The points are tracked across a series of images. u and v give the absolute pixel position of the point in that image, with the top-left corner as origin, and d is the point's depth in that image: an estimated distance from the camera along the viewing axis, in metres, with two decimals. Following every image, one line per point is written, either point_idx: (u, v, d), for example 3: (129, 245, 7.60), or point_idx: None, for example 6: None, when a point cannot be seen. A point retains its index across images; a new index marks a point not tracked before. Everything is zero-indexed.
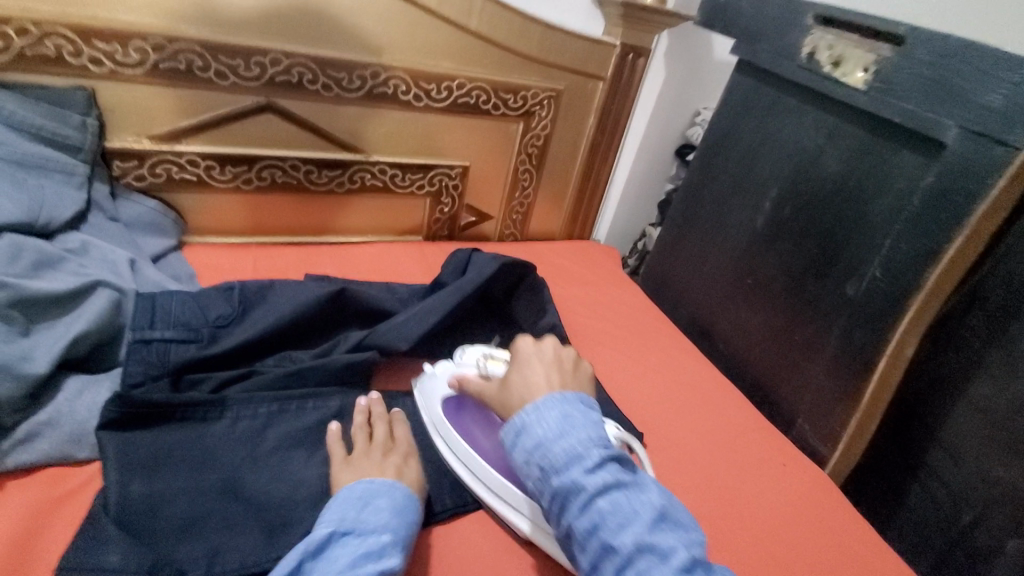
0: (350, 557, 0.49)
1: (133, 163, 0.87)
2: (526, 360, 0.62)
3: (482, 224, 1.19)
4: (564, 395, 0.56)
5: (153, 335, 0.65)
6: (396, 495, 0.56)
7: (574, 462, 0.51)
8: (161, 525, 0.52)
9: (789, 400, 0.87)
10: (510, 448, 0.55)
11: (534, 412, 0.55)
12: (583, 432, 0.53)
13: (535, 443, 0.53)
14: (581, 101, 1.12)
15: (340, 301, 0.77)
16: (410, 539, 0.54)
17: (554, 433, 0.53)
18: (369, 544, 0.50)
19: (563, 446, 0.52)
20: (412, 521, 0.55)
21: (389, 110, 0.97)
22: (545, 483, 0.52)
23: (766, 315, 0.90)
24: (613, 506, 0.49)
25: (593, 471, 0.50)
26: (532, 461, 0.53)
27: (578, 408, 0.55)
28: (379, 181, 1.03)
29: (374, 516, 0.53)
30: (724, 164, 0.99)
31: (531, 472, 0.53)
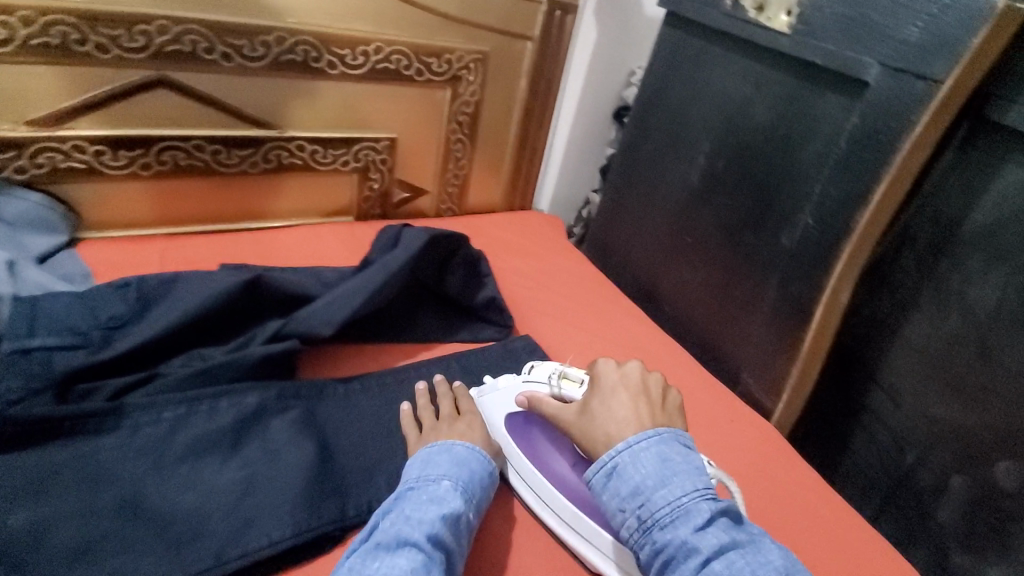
0: (420, 506, 0.51)
1: (10, 154, 0.77)
2: (610, 389, 0.59)
3: (417, 199, 1.13)
4: (658, 432, 0.54)
5: (33, 343, 0.58)
6: (456, 450, 0.58)
7: (682, 517, 0.50)
8: (49, 556, 0.47)
9: (732, 354, 0.87)
10: (601, 492, 0.54)
11: (627, 454, 0.53)
12: (686, 482, 0.51)
13: (631, 490, 0.52)
14: (511, 64, 1.07)
15: (256, 290, 0.71)
16: (475, 486, 0.56)
17: (654, 479, 0.52)
18: (433, 492, 0.53)
19: (665, 496, 0.51)
20: (478, 472, 0.57)
21: (302, 80, 0.90)
22: (647, 535, 0.51)
23: (706, 272, 0.90)
24: (729, 569, 0.47)
25: (704, 527, 0.49)
26: (629, 509, 0.52)
27: (678, 450, 0.53)
28: (298, 159, 0.95)
29: (436, 468, 0.55)
30: (658, 121, 0.97)
31: (628, 521, 0.52)
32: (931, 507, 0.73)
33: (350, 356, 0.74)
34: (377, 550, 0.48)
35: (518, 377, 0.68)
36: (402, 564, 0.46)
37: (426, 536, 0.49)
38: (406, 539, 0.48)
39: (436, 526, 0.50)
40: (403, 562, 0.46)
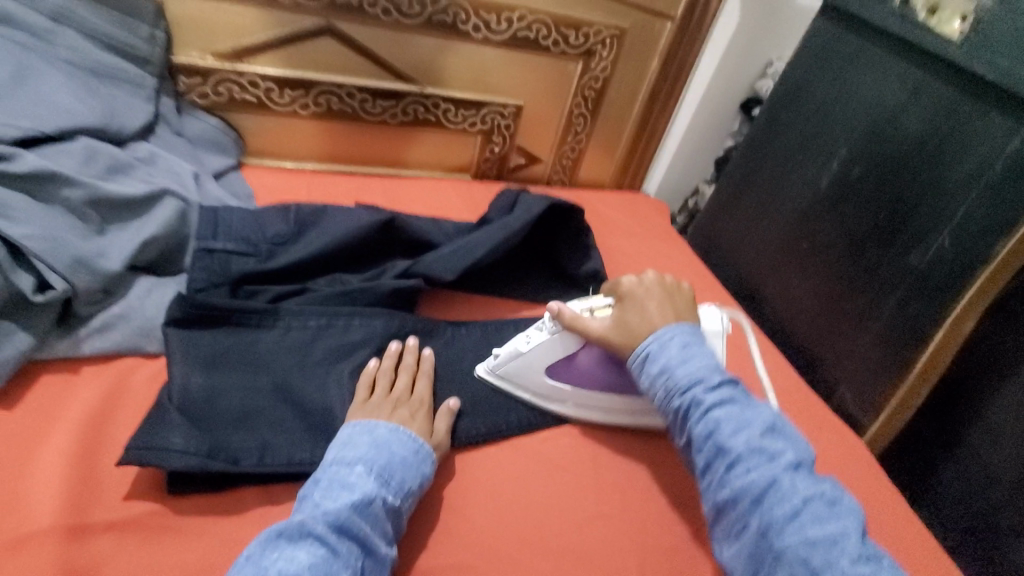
0: (330, 494, 0.49)
1: (197, 80, 0.87)
2: (638, 299, 0.65)
3: (531, 167, 1.17)
4: (681, 327, 0.61)
5: (215, 245, 0.68)
6: (379, 433, 0.55)
7: (698, 383, 0.55)
8: (220, 417, 0.56)
9: (832, 366, 0.85)
10: (636, 374, 0.60)
11: (657, 342, 0.59)
12: (702, 360, 0.57)
13: (659, 368, 0.58)
14: (646, 43, 1.06)
15: (390, 229, 0.79)
16: (393, 467, 0.53)
17: (677, 360, 0.57)
18: (345, 477, 0.51)
19: (686, 370, 0.56)
20: (400, 453, 0.54)
21: (447, 41, 0.95)
22: (668, 402, 0.56)
23: (819, 280, 0.87)
24: (728, 416, 0.53)
25: (712, 389, 0.55)
26: (657, 383, 0.58)
27: (696, 339, 0.59)
28: (433, 115, 1.02)
29: (352, 451, 0.53)
30: (793, 119, 0.93)
31: (656, 393, 0.58)
32: (1010, 545, 0.70)
33: (462, 304, 0.81)
34: (278, 541, 0.45)
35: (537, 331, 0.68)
36: (301, 557, 0.44)
37: (329, 527, 0.46)
38: (308, 530, 0.46)
39: (343, 512, 0.47)
40: (302, 555, 0.44)
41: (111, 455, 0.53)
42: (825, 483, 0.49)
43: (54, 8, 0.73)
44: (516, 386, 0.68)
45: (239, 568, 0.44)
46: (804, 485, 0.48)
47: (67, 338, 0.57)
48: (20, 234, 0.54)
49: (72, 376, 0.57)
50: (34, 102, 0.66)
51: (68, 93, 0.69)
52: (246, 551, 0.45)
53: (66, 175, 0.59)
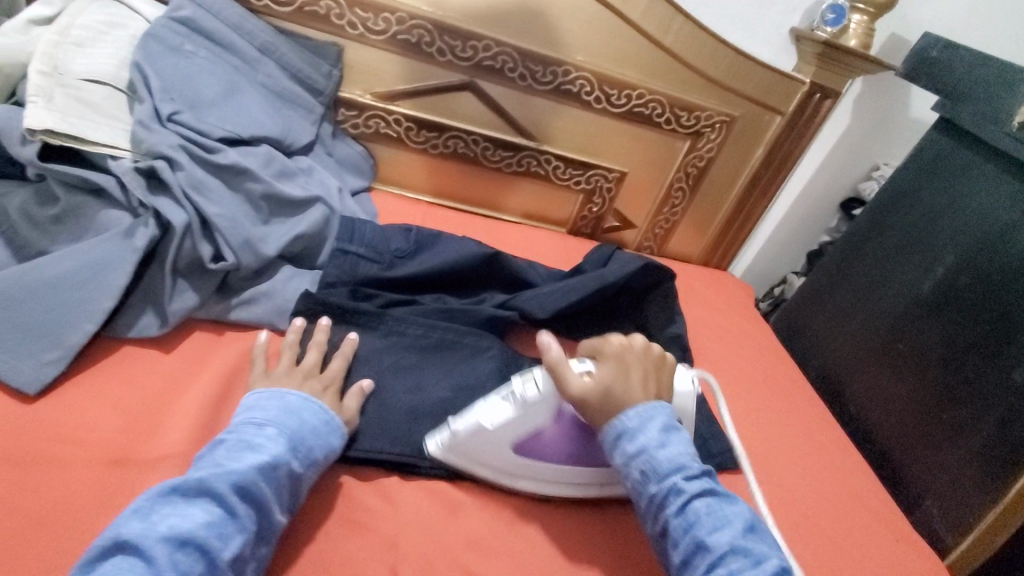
0: (235, 456, 0.49)
1: (353, 113, 1.02)
2: (625, 366, 0.60)
3: (624, 231, 1.23)
4: (660, 405, 0.58)
5: (350, 248, 0.77)
6: (289, 400, 0.57)
7: (678, 470, 0.54)
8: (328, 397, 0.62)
9: (918, 478, 0.81)
10: (609, 448, 0.56)
11: (639, 418, 0.56)
12: (682, 446, 0.55)
13: (638, 449, 0.55)
14: (754, 132, 1.12)
15: (494, 263, 0.86)
16: (301, 433, 0.54)
17: (658, 442, 0.55)
18: (252, 439, 0.51)
19: (666, 455, 0.54)
20: (310, 422, 0.55)
21: (569, 107, 1.06)
22: (644, 487, 0.54)
23: (911, 383, 0.85)
24: (709, 509, 0.52)
25: (693, 479, 0.54)
26: (633, 464, 0.55)
27: (674, 422, 0.57)
28: (543, 169, 1.11)
29: (262, 416, 0.54)
30: (897, 221, 0.94)
31: (631, 474, 0.55)
32: None
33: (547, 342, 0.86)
34: (173, 495, 0.45)
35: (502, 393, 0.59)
36: (193, 516, 0.44)
37: (229, 487, 0.47)
38: (206, 487, 0.46)
39: (245, 473, 0.48)
40: (196, 513, 0.45)
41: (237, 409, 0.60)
42: None
43: (263, 42, 0.89)
44: (470, 463, 0.60)
45: (128, 517, 0.44)
46: None
47: (222, 304, 0.67)
48: (214, 211, 0.66)
49: (217, 337, 0.67)
50: (236, 112, 0.80)
51: (261, 110, 0.84)
52: (139, 500, 0.45)
53: (252, 172, 0.72)
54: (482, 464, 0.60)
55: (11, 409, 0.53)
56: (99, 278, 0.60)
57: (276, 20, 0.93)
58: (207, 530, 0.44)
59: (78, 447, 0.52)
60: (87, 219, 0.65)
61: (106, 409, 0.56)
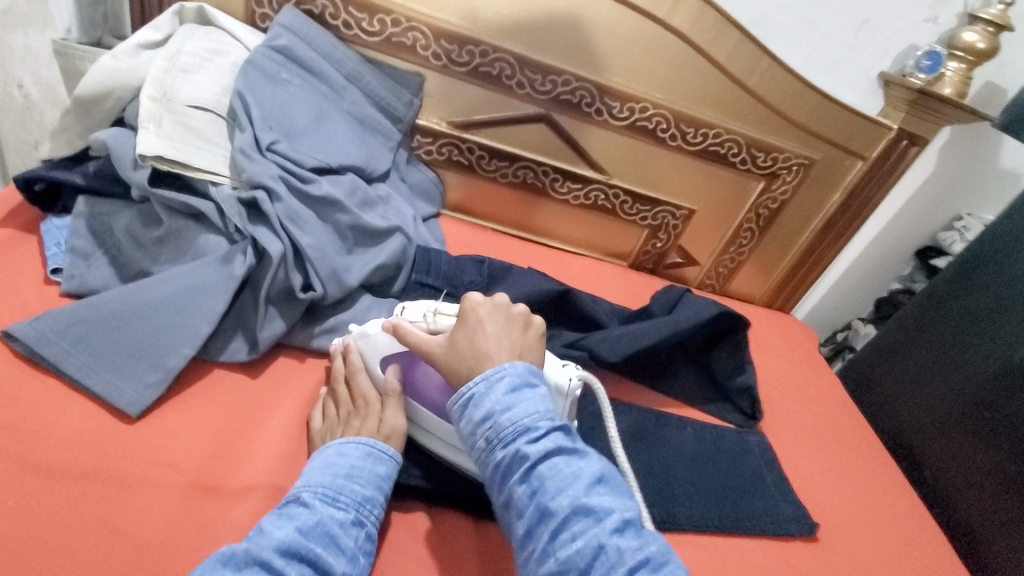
0: (276, 521, 0.47)
1: (428, 140, 1.03)
2: (478, 320, 0.59)
3: (686, 268, 1.21)
4: (511, 365, 0.55)
5: (427, 281, 0.78)
6: (327, 452, 0.55)
7: (523, 433, 0.50)
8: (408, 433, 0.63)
9: (1005, 559, 0.77)
10: (455, 418, 0.54)
11: (484, 384, 0.53)
12: (531, 404, 0.52)
13: (483, 415, 0.52)
14: (833, 176, 1.09)
15: (563, 300, 0.85)
16: (342, 481, 0.51)
17: (502, 404, 0.52)
18: (290, 506, 0.49)
19: (511, 417, 0.51)
20: (350, 463, 0.53)
21: (643, 143, 1.05)
22: (490, 455, 0.51)
23: (1002, 458, 0.80)
24: (552, 471, 0.49)
25: (536, 439, 0.50)
26: (477, 431, 0.52)
27: (526, 380, 0.54)
28: (609, 203, 1.11)
29: (304, 477, 0.52)
30: (989, 282, 0.90)
31: (476, 442, 0.52)
32: None
33: (612, 384, 0.85)
34: (223, 566, 0.43)
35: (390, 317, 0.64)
36: None
37: (277, 552, 0.44)
38: (254, 556, 0.44)
39: (289, 538, 0.45)
40: None
41: None
42: (652, 543, 0.47)
43: (350, 71, 0.91)
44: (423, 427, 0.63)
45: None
46: (631, 551, 0.45)
47: (305, 331, 0.69)
48: (307, 242, 0.67)
49: (299, 364, 0.68)
50: (325, 140, 0.82)
51: (346, 137, 0.86)
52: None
53: (340, 202, 0.73)
54: (424, 423, 0.63)
55: (113, 430, 0.55)
56: (196, 303, 0.62)
57: (363, 48, 0.95)
58: None
59: (174, 472, 0.53)
60: (187, 242, 0.68)
61: (198, 434, 0.57)
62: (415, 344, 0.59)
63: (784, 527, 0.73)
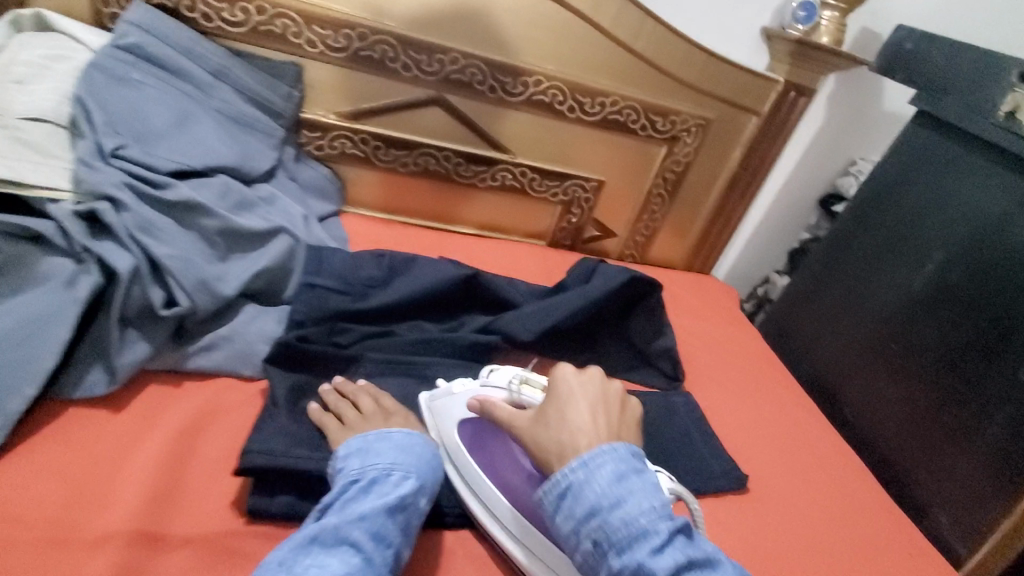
0: (365, 501, 0.48)
1: (317, 134, 0.97)
2: (569, 393, 0.56)
3: (605, 240, 1.20)
4: (615, 448, 0.51)
5: (317, 281, 0.73)
6: (397, 437, 0.56)
7: (640, 539, 0.46)
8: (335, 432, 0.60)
9: (924, 485, 0.79)
10: (555, 512, 0.50)
11: (583, 470, 0.49)
12: (643, 499, 0.47)
13: (586, 510, 0.48)
14: (730, 134, 1.10)
15: (472, 284, 0.82)
16: (421, 472, 0.53)
17: (610, 499, 0.48)
18: (376, 484, 0.50)
19: (623, 517, 0.47)
20: (423, 457, 0.55)
21: (543, 118, 1.03)
22: (601, 561, 0.47)
23: (910, 386, 0.83)
24: None
25: (658, 550, 0.45)
26: (583, 530, 0.48)
27: (636, 471, 0.49)
28: (518, 182, 1.08)
29: (380, 458, 0.53)
30: (883, 220, 0.93)
31: (581, 543, 0.48)
32: None
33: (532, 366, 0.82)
34: (312, 544, 0.45)
35: (475, 382, 0.65)
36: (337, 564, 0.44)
37: (366, 534, 0.46)
38: (343, 536, 0.45)
39: (379, 521, 0.47)
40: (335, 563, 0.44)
41: (198, 468, 0.55)
42: None
43: (215, 66, 0.84)
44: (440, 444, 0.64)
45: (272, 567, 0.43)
46: None
47: (177, 352, 0.63)
48: (164, 254, 0.62)
49: (176, 389, 0.62)
50: (189, 142, 0.75)
51: (214, 136, 0.79)
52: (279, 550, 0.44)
53: (205, 206, 0.67)
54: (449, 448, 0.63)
55: None
56: (37, 334, 0.54)
57: (228, 41, 0.88)
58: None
59: (19, 530, 0.46)
60: (29, 269, 0.58)
61: (50, 481, 0.50)
62: (501, 415, 0.59)
63: (715, 484, 0.72)
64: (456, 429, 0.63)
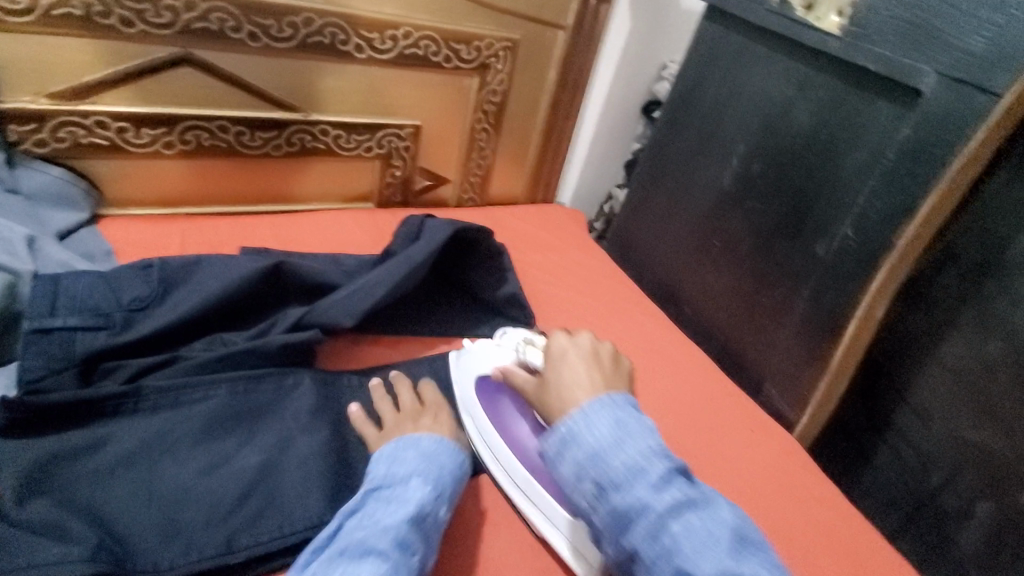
0: (388, 509, 0.49)
1: (31, 126, 0.76)
2: (562, 355, 0.60)
3: (439, 188, 1.11)
4: (612, 398, 0.53)
5: (54, 323, 0.58)
6: (425, 444, 0.56)
7: (637, 478, 0.48)
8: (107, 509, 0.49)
9: (756, 365, 0.85)
10: (558, 460, 0.52)
11: (583, 419, 0.52)
12: (640, 443, 0.50)
13: (587, 455, 0.50)
14: (540, 54, 1.04)
15: (276, 276, 0.70)
16: (444, 481, 0.54)
17: (610, 444, 0.50)
18: (399, 492, 0.51)
19: (622, 461, 0.49)
20: (448, 466, 0.55)
21: (327, 64, 0.88)
22: (602, 500, 0.48)
23: (733, 276, 0.88)
24: (686, 528, 0.45)
25: (658, 488, 0.47)
26: (585, 475, 0.50)
27: (632, 416, 0.52)
28: (322, 143, 0.94)
29: (402, 466, 0.53)
30: (691, 120, 0.94)
31: (584, 488, 0.50)
32: (953, 532, 0.70)
33: (367, 348, 0.73)
34: (341, 560, 0.45)
35: (491, 343, 0.71)
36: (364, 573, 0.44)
37: (391, 542, 0.46)
38: (370, 546, 0.45)
39: (402, 528, 0.47)
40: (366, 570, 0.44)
41: None
42: None
43: None
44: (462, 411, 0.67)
45: None
46: None
47: None
48: None
49: None
50: None
51: None
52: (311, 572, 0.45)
53: None
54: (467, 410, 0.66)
55: None
56: None
57: None
58: None
59: None
60: None
61: None
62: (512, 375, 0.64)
63: None
64: (474, 383, 0.67)
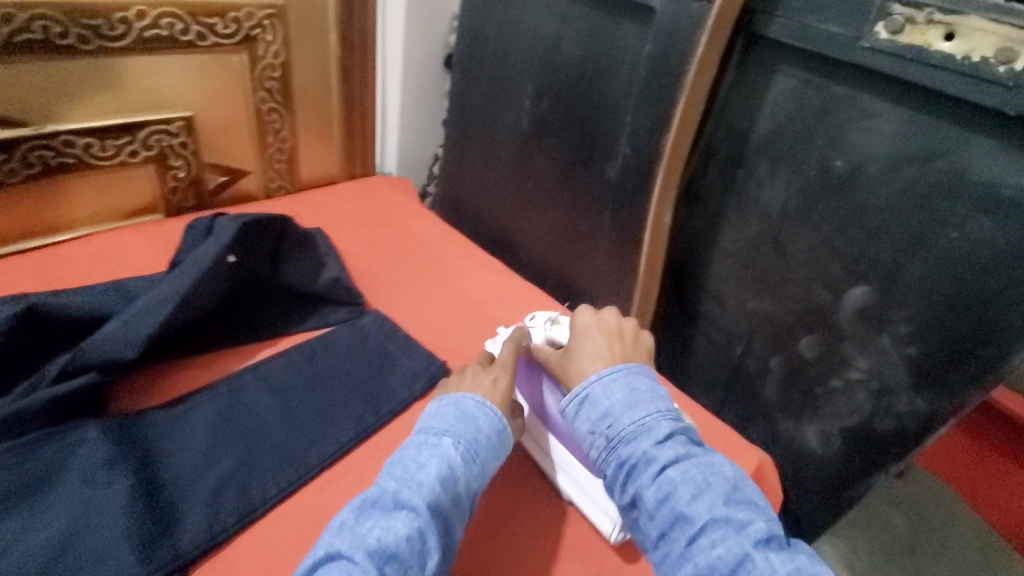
0: (420, 461, 0.50)
1: None
2: (582, 330, 0.61)
3: (238, 182, 1.01)
4: (628, 367, 0.55)
5: None
6: (466, 404, 0.56)
7: (643, 434, 0.50)
8: None
9: (587, 289, 0.91)
10: (574, 418, 0.55)
11: (599, 381, 0.54)
12: (650, 403, 0.52)
13: (601, 413, 0.53)
14: (313, 17, 0.96)
15: (33, 325, 0.61)
16: (483, 443, 0.53)
17: (622, 403, 0.52)
18: (434, 448, 0.51)
19: (629, 417, 0.51)
20: (485, 430, 0.54)
21: (48, 64, 0.74)
22: (610, 452, 0.51)
23: (550, 212, 0.91)
24: (684, 475, 0.47)
25: (663, 440, 0.49)
26: (597, 429, 0.52)
27: (645, 382, 0.54)
28: (70, 156, 0.81)
29: (440, 422, 0.54)
30: (480, 67, 0.94)
31: (596, 441, 0.53)
32: (758, 387, 0.81)
33: (172, 377, 0.66)
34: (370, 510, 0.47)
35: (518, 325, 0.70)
36: (397, 528, 0.44)
37: (423, 498, 0.47)
38: (398, 501, 0.46)
39: (433, 486, 0.48)
40: (397, 524, 0.45)
41: None
42: (800, 554, 0.42)
43: None
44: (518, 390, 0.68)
45: (321, 550, 0.44)
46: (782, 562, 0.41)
47: None
48: None
49: None
50: None
51: None
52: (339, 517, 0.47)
53: None
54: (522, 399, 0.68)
55: None
56: None
57: None
58: (409, 543, 0.44)
59: None
60: None
61: None
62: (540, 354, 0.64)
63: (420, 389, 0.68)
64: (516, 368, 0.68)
